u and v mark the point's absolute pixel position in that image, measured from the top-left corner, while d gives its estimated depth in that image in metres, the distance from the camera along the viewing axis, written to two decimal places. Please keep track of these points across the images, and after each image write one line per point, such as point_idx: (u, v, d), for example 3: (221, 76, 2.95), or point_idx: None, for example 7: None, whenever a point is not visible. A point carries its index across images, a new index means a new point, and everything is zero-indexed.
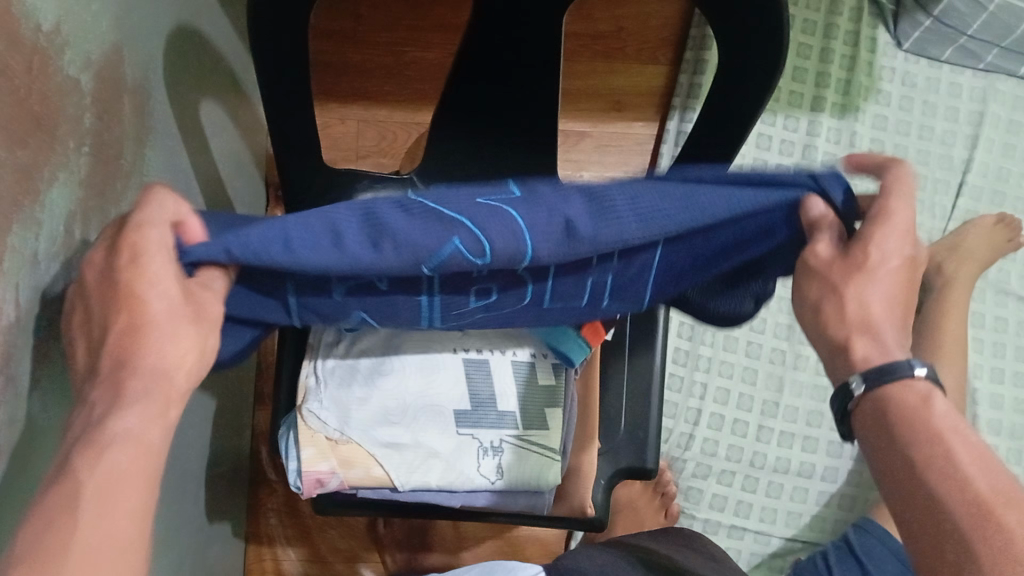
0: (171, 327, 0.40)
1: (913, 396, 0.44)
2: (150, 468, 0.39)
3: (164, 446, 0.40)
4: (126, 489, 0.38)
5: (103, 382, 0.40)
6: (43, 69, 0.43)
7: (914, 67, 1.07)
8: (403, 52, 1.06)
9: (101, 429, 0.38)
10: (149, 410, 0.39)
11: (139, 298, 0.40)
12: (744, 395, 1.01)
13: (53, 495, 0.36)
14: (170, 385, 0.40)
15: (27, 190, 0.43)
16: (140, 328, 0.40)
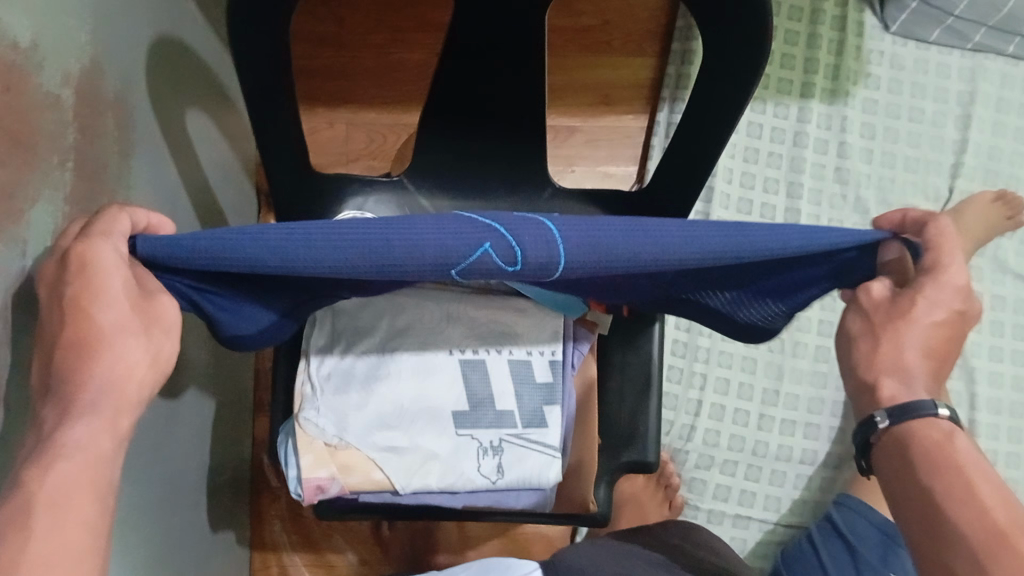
0: (119, 338, 0.42)
1: (940, 431, 0.46)
2: (104, 474, 0.40)
3: (116, 459, 0.41)
4: (78, 501, 0.38)
5: (54, 401, 0.41)
6: (20, 88, 0.43)
7: (902, 49, 1.07)
8: (387, 53, 1.05)
9: (51, 442, 0.39)
10: (98, 422, 0.41)
11: (85, 312, 0.41)
12: (744, 384, 1.01)
13: (5, 510, 0.37)
14: (119, 395, 0.42)
15: (9, 209, 0.42)
16: (85, 345, 0.41)
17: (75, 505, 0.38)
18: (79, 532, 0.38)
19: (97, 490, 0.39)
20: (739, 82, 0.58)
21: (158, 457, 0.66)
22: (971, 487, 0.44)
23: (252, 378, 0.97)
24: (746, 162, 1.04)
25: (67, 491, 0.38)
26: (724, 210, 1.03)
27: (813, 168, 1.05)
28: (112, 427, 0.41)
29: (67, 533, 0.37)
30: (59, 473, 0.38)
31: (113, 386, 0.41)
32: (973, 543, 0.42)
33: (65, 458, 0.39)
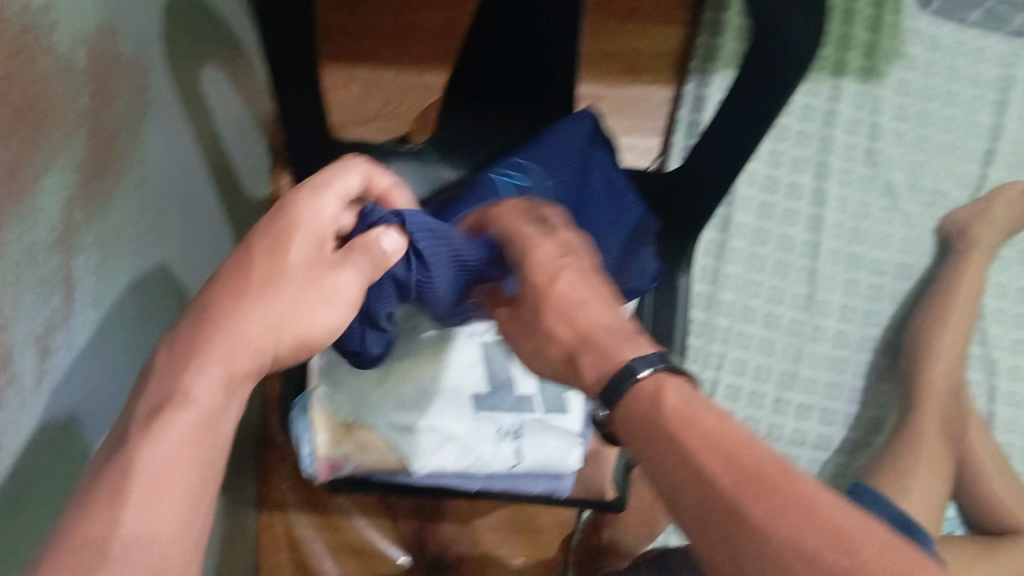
0: (286, 307, 0.46)
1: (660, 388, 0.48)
2: (213, 432, 0.40)
3: (224, 423, 0.41)
4: (181, 469, 0.38)
5: (179, 354, 0.42)
6: (35, 49, 0.40)
7: (939, 31, 1.03)
8: (410, 12, 1.02)
9: (171, 398, 0.40)
10: (217, 378, 0.41)
11: (261, 279, 0.46)
12: (761, 366, 0.98)
13: (104, 482, 0.36)
14: (261, 354, 0.44)
15: (27, 180, 0.40)
16: (249, 308, 0.44)
17: (180, 463, 0.38)
18: (182, 492, 0.37)
19: (206, 454, 0.39)
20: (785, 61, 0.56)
21: None
22: (732, 439, 0.44)
23: None
24: (774, 139, 1.02)
25: (172, 448, 0.38)
26: (749, 187, 1.01)
27: (842, 149, 1.02)
28: (229, 386, 0.42)
29: (171, 499, 0.37)
30: (162, 432, 0.38)
31: (243, 341, 0.43)
32: (724, 488, 0.43)
33: (179, 409, 0.39)
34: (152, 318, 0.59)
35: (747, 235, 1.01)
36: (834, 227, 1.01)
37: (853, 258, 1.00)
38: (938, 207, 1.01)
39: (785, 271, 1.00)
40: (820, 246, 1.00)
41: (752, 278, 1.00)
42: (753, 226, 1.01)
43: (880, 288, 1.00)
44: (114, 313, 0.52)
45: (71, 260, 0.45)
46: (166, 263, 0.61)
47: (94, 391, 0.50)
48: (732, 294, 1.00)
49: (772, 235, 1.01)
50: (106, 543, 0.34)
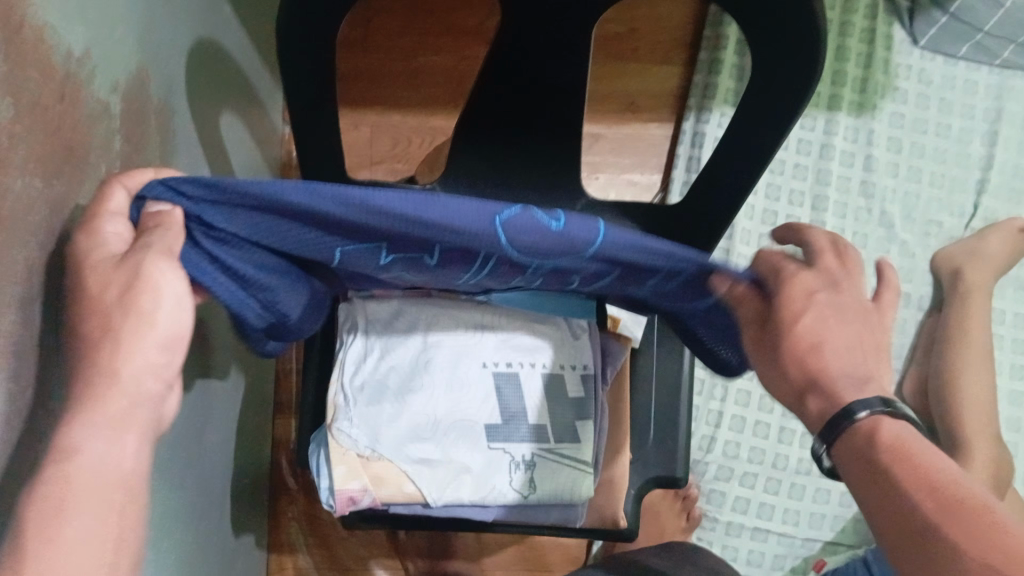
0: (145, 322, 0.40)
1: (886, 431, 0.42)
2: (110, 475, 0.38)
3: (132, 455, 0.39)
4: (78, 508, 0.37)
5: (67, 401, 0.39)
6: (74, 97, 0.43)
7: (930, 64, 1.06)
8: (416, 57, 1.05)
9: (61, 446, 0.38)
10: (105, 420, 0.39)
11: (101, 308, 0.40)
12: (765, 396, 1.00)
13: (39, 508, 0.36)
14: (134, 382, 0.40)
15: (61, 222, 0.42)
16: (105, 333, 0.40)
17: (81, 532, 0.36)
18: (90, 540, 0.36)
19: (109, 490, 0.38)
20: (778, 94, 0.58)
21: (189, 466, 0.65)
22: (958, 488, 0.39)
23: (275, 382, 0.96)
24: (771, 172, 1.04)
25: (56, 503, 0.36)
26: (749, 221, 1.03)
27: (839, 181, 1.04)
28: (115, 429, 0.39)
29: (69, 541, 0.36)
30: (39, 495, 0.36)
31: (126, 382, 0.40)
32: (924, 515, 0.38)
33: (53, 471, 0.37)
34: None
35: None
36: None
37: None
38: (933, 236, 1.03)
39: None
40: None
41: None
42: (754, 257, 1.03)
43: None
44: None
45: None
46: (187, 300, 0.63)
47: None
48: None
49: None
50: None
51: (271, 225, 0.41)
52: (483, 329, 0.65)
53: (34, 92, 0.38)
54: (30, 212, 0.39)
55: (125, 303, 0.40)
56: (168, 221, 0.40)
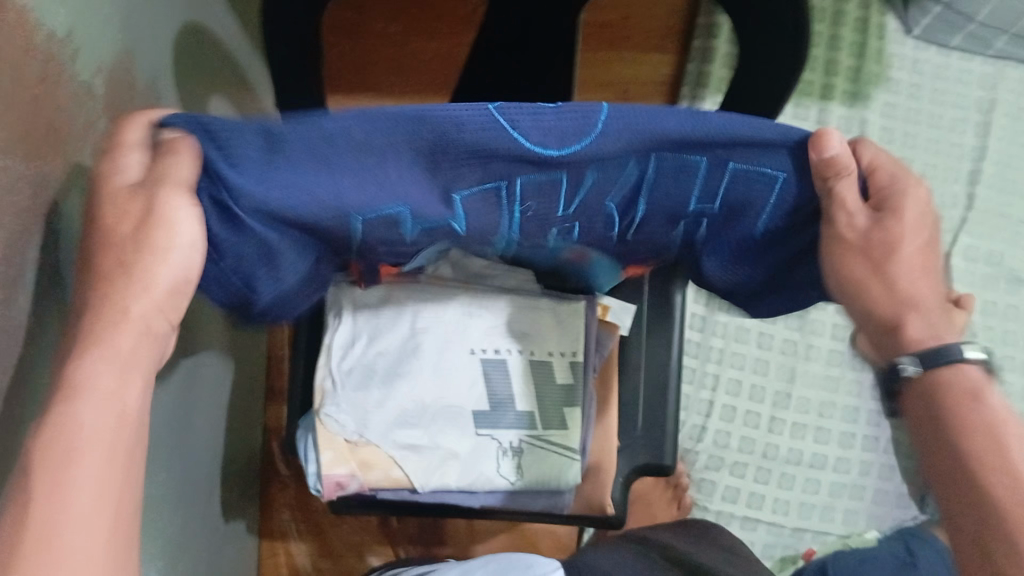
0: (164, 257, 0.39)
1: (969, 381, 0.44)
2: (122, 418, 0.38)
3: (139, 399, 0.39)
4: (91, 453, 0.36)
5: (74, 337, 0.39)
6: (55, 77, 0.42)
7: (923, 54, 1.06)
8: (408, 44, 1.05)
9: (70, 383, 0.37)
10: (115, 359, 0.38)
11: (117, 249, 0.40)
12: (756, 386, 1.01)
13: (38, 464, 0.35)
14: (147, 324, 0.40)
15: (42, 203, 0.41)
16: (121, 270, 0.40)
17: (90, 478, 0.35)
18: (100, 485, 0.36)
19: (122, 436, 0.37)
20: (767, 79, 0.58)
21: (176, 452, 0.65)
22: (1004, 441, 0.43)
23: (265, 368, 0.96)
24: None
25: (61, 442, 0.36)
26: None
27: None
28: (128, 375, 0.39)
29: (73, 493, 0.35)
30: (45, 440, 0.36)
31: (135, 324, 0.39)
32: (989, 483, 0.42)
33: (59, 412, 0.36)
34: None
35: None
36: None
37: None
38: None
39: None
40: None
41: None
42: None
43: None
44: None
45: None
46: None
47: None
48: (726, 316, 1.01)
49: None
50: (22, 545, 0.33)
51: (295, 196, 0.39)
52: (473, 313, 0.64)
53: (15, 71, 0.38)
54: (12, 193, 0.38)
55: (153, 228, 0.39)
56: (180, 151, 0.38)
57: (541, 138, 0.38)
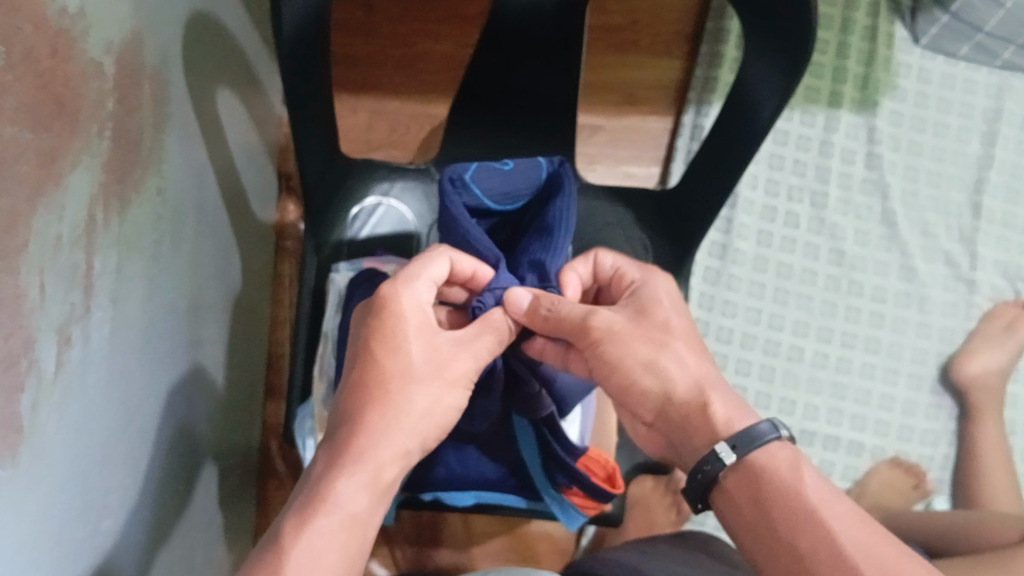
0: (418, 375, 0.51)
1: (782, 459, 0.48)
2: (359, 536, 0.46)
3: (371, 518, 0.47)
4: (329, 560, 0.44)
5: (329, 455, 0.49)
6: (66, 53, 0.43)
7: (930, 64, 1.06)
8: (414, 44, 1.05)
9: (324, 492, 0.46)
10: (363, 476, 0.47)
11: (395, 365, 0.51)
12: (762, 393, 0.99)
13: (296, 530, 0.44)
14: (399, 445, 0.50)
15: (49, 174, 0.41)
16: (383, 395, 0.50)
17: (326, 542, 0.44)
18: (333, 562, 0.44)
19: (356, 539, 0.46)
20: (769, 72, 0.58)
21: (177, 437, 0.65)
22: None
23: (265, 365, 0.96)
24: (770, 169, 1.04)
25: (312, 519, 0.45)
26: (748, 216, 1.03)
27: (839, 178, 1.04)
28: (373, 487, 0.48)
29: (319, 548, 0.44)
30: (309, 510, 0.45)
31: (385, 447, 0.49)
32: None
33: (319, 508, 0.45)
34: (164, 324, 0.60)
35: (747, 263, 1.02)
36: (834, 254, 1.03)
37: (854, 285, 1.02)
38: (931, 236, 1.03)
39: (785, 297, 1.02)
40: (819, 273, 1.02)
41: (752, 305, 1.01)
42: (752, 253, 1.02)
43: (881, 315, 1.02)
44: (131, 314, 0.54)
45: (93, 256, 0.47)
46: (177, 270, 0.63)
47: (109, 392, 0.51)
48: (731, 321, 1.01)
49: (771, 263, 1.02)
50: None
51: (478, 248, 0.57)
52: None
53: (26, 41, 0.38)
54: (21, 161, 0.38)
55: (413, 384, 0.51)
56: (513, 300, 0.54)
57: (496, 188, 0.63)
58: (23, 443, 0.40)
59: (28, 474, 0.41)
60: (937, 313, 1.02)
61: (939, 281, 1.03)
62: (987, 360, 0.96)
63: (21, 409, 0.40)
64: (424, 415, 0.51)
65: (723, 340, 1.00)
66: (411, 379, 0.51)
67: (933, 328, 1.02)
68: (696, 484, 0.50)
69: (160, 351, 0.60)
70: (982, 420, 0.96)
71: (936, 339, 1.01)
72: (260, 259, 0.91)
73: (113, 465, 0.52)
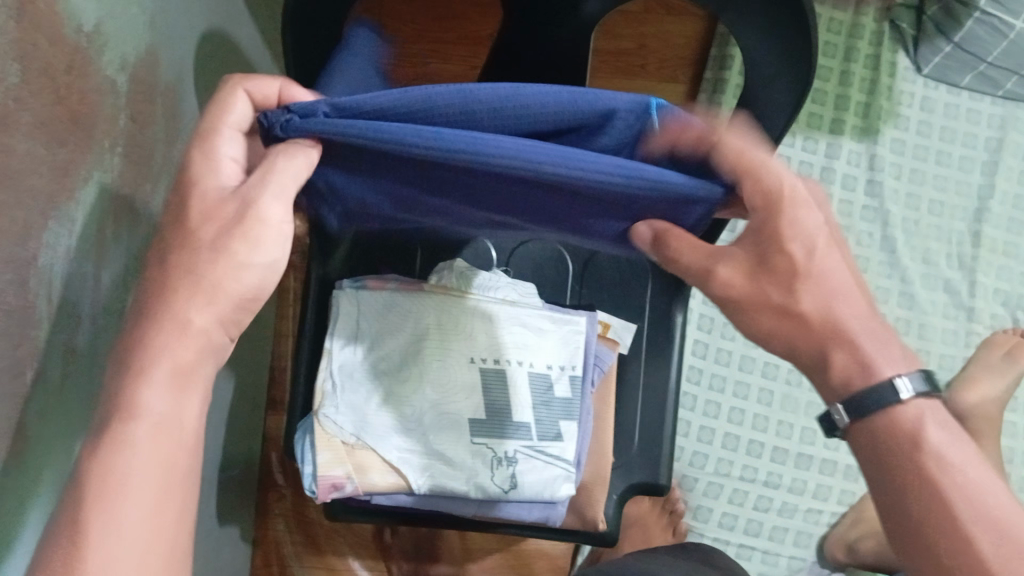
0: (217, 250, 0.43)
1: (907, 420, 0.46)
2: (173, 440, 0.41)
3: (192, 420, 0.43)
4: (136, 483, 0.40)
5: (118, 357, 0.42)
6: (82, 70, 0.44)
7: (933, 93, 1.07)
8: (423, 64, 1.06)
9: (123, 402, 0.41)
10: (166, 384, 0.42)
11: (191, 241, 0.43)
12: (760, 415, 1.01)
13: (93, 471, 0.39)
14: (204, 341, 0.43)
15: (63, 187, 0.43)
16: (180, 282, 0.43)
17: (147, 453, 0.40)
18: (145, 528, 0.39)
19: (173, 448, 0.41)
20: (772, 101, 0.59)
21: None
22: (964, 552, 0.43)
23: (268, 377, 0.98)
24: None
25: (112, 486, 0.39)
26: None
27: (840, 205, 1.05)
28: (176, 388, 0.42)
29: (128, 521, 0.39)
30: (102, 465, 0.39)
31: (190, 341, 0.43)
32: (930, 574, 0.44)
33: (117, 425, 0.40)
34: None
35: None
36: None
37: None
38: (931, 264, 1.04)
39: None
40: None
41: None
42: None
43: None
44: None
45: (102, 267, 0.48)
46: None
47: None
48: (731, 343, 1.02)
49: None
50: (82, 533, 0.38)
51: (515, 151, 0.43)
52: (445, 413, 0.66)
53: (42, 58, 0.40)
54: (35, 175, 0.40)
55: (218, 265, 0.43)
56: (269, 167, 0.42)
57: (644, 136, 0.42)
58: (16, 453, 0.41)
59: (19, 483, 0.42)
60: (937, 339, 1.02)
61: (939, 308, 1.03)
62: (986, 388, 0.97)
63: (28, 415, 0.41)
64: (238, 295, 0.44)
65: (722, 361, 1.02)
66: (214, 257, 0.43)
67: (931, 354, 1.02)
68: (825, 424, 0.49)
69: None
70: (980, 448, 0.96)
71: (935, 365, 1.02)
72: None
73: None
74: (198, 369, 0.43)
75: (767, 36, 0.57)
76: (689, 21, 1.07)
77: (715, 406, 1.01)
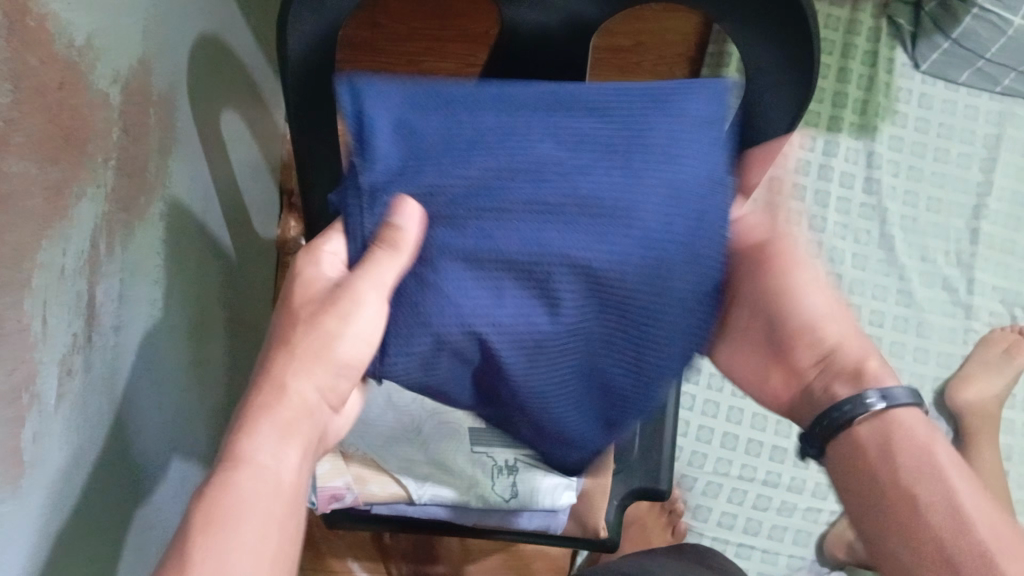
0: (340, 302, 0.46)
1: (918, 422, 0.52)
2: (282, 491, 0.42)
3: (297, 474, 0.44)
4: (246, 516, 0.41)
5: (239, 411, 0.45)
6: (74, 86, 0.43)
7: (930, 89, 1.07)
8: (418, 62, 1.06)
9: (237, 455, 0.42)
10: (278, 431, 0.44)
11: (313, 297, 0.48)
12: (757, 414, 1.01)
13: (205, 509, 0.41)
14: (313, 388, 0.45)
15: (55, 207, 0.42)
16: (309, 337, 0.46)
17: (257, 494, 0.41)
18: (258, 553, 0.40)
19: (275, 499, 0.42)
20: (772, 108, 0.59)
21: (180, 455, 0.65)
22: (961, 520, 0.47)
23: None
24: None
25: (227, 510, 0.40)
26: None
27: (838, 203, 1.05)
28: (288, 440, 0.44)
29: (243, 544, 0.40)
30: (217, 499, 0.41)
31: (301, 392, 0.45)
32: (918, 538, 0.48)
33: (229, 470, 0.42)
34: (166, 346, 0.61)
35: None
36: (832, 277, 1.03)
37: (852, 308, 1.02)
38: (929, 262, 1.04)
39: None
40: None
41: None
42: None
43: (879, 338, 1.02)
44: (134, 338, 0.54)
45: (97, 284, 0.48)
46: (181, 290, 0.63)
47: (113, 416, 0.52)
48: None
49: None
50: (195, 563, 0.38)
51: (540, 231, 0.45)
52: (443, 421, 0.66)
53: (34, 77, 0.39)
54: (28, 196, 0.39)
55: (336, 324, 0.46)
56: (400, 243, 0.44)
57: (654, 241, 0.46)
58: (25, 474, 0.41)
59: (30, 503, 0.42)
60: (934, 337, 1.02)
61: (937, 306, 1.03)
62: (985, 385, 0.97)
63: (23, 440, 0.40)
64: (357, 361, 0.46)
65: None
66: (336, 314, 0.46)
67: (929, 352, 1.02)
68: (819, 430, 0.54)
69: (162, 372, 0.60)
70: (979, 446, 0.96)
71: (933, 363, 1.02)
72: (262, 275, 0.92)
73: (114, 487, 0.53)
74: (308, 421, 0.45)
75: (764, 42, 0.56)
76: (688, 17, 1.06)
77: (715, 404, 1.00)
